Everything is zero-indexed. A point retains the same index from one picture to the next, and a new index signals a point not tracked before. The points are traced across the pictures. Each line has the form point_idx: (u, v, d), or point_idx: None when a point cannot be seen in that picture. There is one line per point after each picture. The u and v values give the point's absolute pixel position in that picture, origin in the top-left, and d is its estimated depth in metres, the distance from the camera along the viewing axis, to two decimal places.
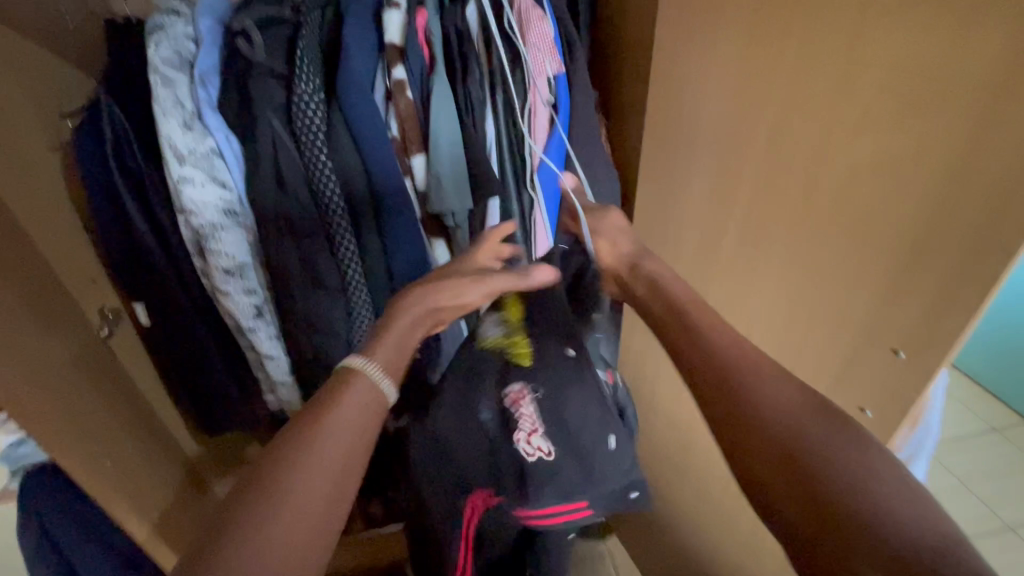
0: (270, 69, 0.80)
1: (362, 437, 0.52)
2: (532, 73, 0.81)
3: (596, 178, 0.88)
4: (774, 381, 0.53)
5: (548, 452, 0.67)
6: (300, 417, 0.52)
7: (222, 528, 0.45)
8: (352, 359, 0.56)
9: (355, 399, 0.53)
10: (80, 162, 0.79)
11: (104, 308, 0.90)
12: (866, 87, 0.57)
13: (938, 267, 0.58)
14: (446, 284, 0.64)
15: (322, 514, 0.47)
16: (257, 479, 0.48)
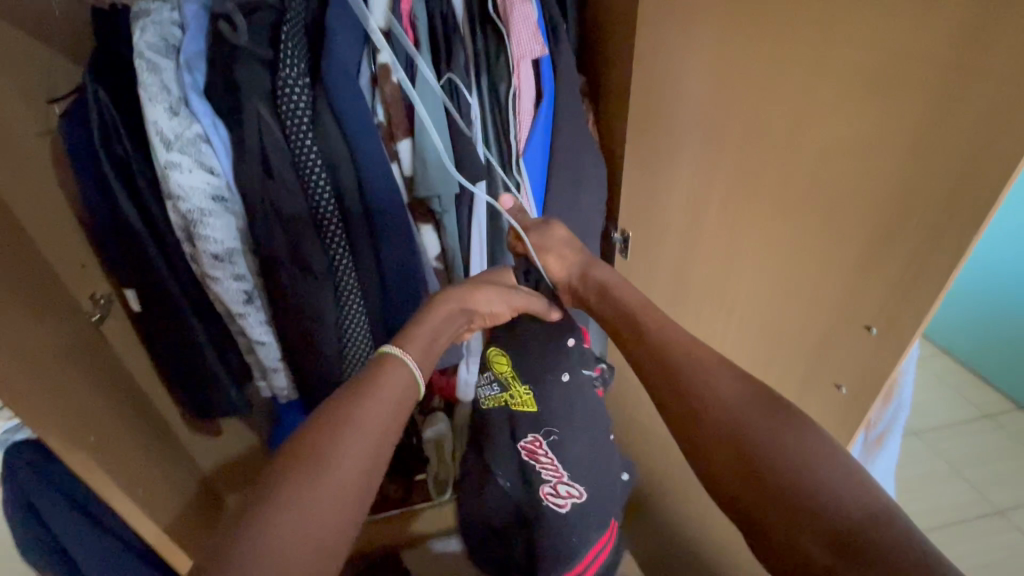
0: (255, 53, 0.80)
1: (397, 416, 0.56)
2: (514, 60, 0.83)
3: (581, 164, 0.91)
4: (721, 370, 0.57)
5: (579, 494, 0.74)
6: (338, 396, 0.55)
7: (266, 496, 0.48)
8: (390, 348, 0.60)
9: (391, 381, 0.57)
10: (69, 147, 0.80)
11: (95, 294, 0.91)
12: (838, 71, 0.62)
13: (906, 246, 0.64)
14: (485, 291, 0.70)
15: (359, 486, 0.51)
16: (300, 451, 0.51)
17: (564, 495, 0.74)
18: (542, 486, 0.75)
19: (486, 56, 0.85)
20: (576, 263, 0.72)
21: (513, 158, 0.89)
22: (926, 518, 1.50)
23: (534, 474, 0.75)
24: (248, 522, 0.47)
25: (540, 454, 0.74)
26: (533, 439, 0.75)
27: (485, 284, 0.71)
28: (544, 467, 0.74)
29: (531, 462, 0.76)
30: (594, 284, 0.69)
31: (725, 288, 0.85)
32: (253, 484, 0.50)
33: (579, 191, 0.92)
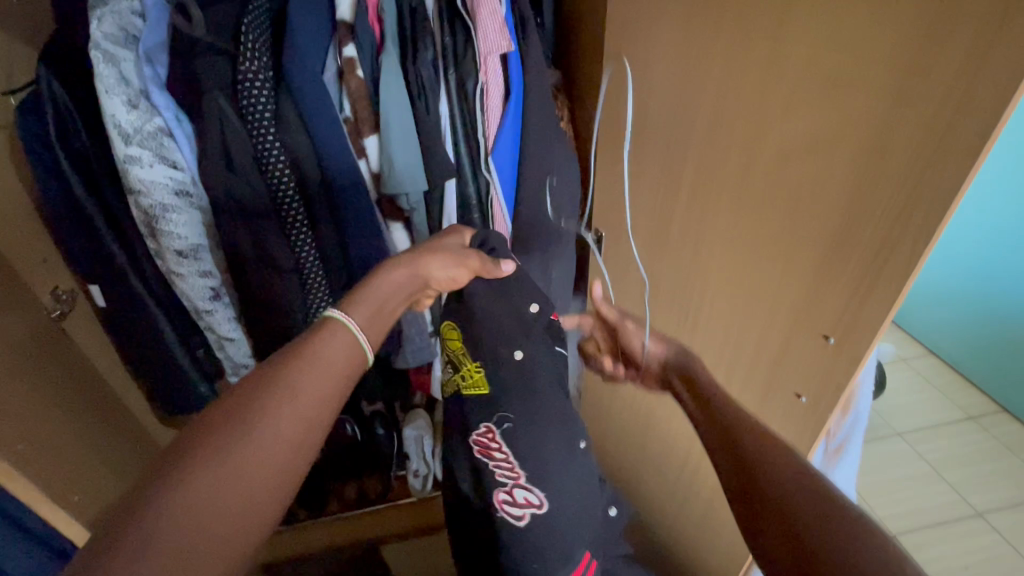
0: (216, 47, 0.78)
1: (338, 386, 0.49)
2: (481, 55, 0.81)
3: (553, 162, 0.90)
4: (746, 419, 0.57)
5: (539, 505, 0.60)
6: (268, 361, 0.47)
7: (168, 472, 0.40)
8: (331, 312, 0.52)
9: (332, 346, 0.49)
10: (23, 142, 0.78)
11: (57, 289, 0.90)
12: (792, 72, 0.60)
13: (858, 254, 0.61)
14: (436, 255, 0.65)
15: (284, 464, 0.44)
16: (216, 422, 0.43)
17: (521, 504, 0.60)
18: (496, 492, 0.61)
19: (454, 50, 0.83)
20: (662, 350, 0.70)
21: (483, 155, 0.87)
22: (902, 521, 1.49)
23: (487, 477, 0.62)
24: (144, 501, 0.39)
25: (494, 450, 0.63)
26: (486, 431, 0.63)
27: (437, 249, 0.66)
28: (499, 467, 0.62)
29: (485, 461, 0.63)
30: (683, 374, 0.66)
31: (690, 293, 0.84)
32: (157, 457, 0.42)
33: (552, 190, 0.91)
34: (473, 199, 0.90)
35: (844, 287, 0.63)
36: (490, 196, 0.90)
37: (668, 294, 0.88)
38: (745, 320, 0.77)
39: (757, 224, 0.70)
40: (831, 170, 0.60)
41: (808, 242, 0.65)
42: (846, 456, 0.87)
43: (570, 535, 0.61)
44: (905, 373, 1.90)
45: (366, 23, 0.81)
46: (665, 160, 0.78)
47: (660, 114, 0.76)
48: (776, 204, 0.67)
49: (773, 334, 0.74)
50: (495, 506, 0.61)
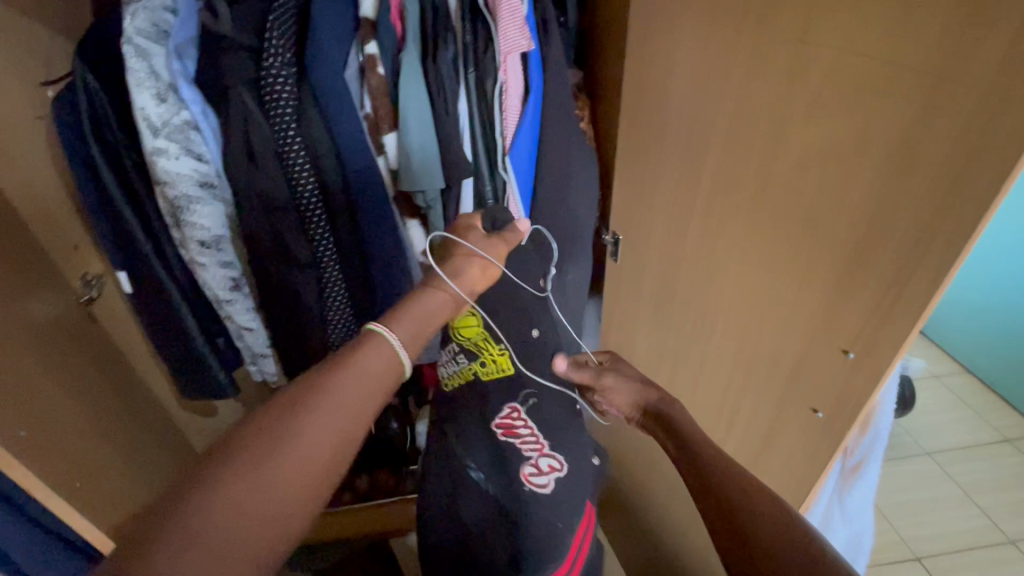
0: (241, 42, 0.80)
1: (376, 403, 0.48)
2: (501, 54, 0.80)
3: (570, 162, 0.90)
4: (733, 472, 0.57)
5: (560, 468, 0.68)
6: (309, 373, 0.47)
7: (203, 474, 0.41)
8: (374, 325, 0.51)
9: (373, 362, 0.49)
10: (59, 132, 0.81)
11: (86, 274, 0.93)
12: (814, 78, 0.58)
13: (881, 266, 0.59)
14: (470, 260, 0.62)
15: (315, 481, 0.44)
16: (256, 431, 0.43)
17: (546, 472, 0.67)
18: (522, 466, 0.67)
19: (474, 48, 0.83)
20: (640, 398, 0.69)
21: (500, 154, 0.87)
22: (927, 544, 1.43)
23: (513, 454, 0.67)
24: (183, 506, 0.40)
25: (519, 427, 0.69)
26: (511, 411, 0.70)
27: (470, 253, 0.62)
28: (524, 442, 0.68)
29: (508, 440, 0.69)
30: (664, 419, 0.66)
31: (705, 302, 0.82)
32: (197, 462, 0.42)
33: (568, 191, 0.90)
34: (488, 198, 0.89)
35: (865, 300, 0.61)
36: (507, 195, 0.88)
37: (682, 302, 0.86)
38: (761, 331, 0.75)
39: (776, 233, 0.68)
40: (856, 180, 0.58)
41: (828, 253, 0.63)
42: (865, 476, 0.84)
43: (580, 493, 0.69)
44: (936, 390, 1.83)
45: (388, 19, 0.81)
46: (682, 165, 0.76)
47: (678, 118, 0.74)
48: (796, 213, 0.65)
49: (788, 346, 0.72)
50: (522, 479, 0.66)
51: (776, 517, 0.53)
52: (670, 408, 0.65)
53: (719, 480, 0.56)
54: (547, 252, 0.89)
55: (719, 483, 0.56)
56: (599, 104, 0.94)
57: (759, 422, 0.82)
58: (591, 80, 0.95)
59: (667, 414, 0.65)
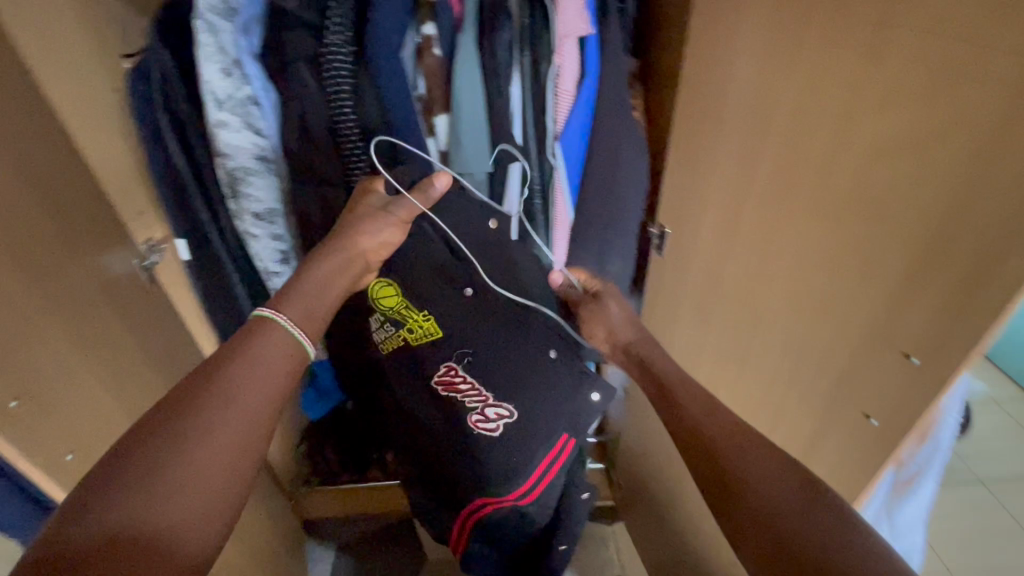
0: (304, 20, 0.81)
1: (280, 374, 0.61)
2: (558, 37, 0.80)
3: (622, 152, 0.88)
4: (757, 457, 0.64)
5: (509, 413, 0.80)
6: (214, 360, 0.59)
7: (134, 450, 0.52)
8: (263, 311, 0.65)
9: (273, 343, 0.62)
10: (132, 102, 0.85)
11: (150, 238, 0.97)
12: (890, 67, 0.55)
13: (952, 267, 0.55)
14: (362, 226, 0.78)
15: (238, 445, 0.55)
16: (177, 402, 0.56)
17: (494, 418, 0.80)
18: (471, 413, 0.81)
19: (532, 29, 0.81)
20: (627, 331, 0.85)
21: (550, 139, 0.86)
22: None
23: (459, 405, 0.81)
24: (120, 461, 0.51)
25: (458, 382, 0.81)
26: (450, 368, 0.82)
27: (361, 222, 0.78)
28: (466, 395, 0.81)
29: (453, 393, 0.82)
30: (637, 353, 0.82)
31: (755, 298, 0.79)
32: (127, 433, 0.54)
33: (619, 179, 0.88)
34: (534, 183, 0.89)
35: (931, 302, 0.58)
36: (553, 180, 0.88)
37: (730, 298, 0.84)
38: (815, 332, 0.72)
39: (840, 229, 0.65)
40: (933, 173, 0.54)
41: (892, 251, 0.60)
42: (920, 491, 0.80)
43: (544, 428, 0.82)
44: (995, 416, 1.71)
45: None
46: (738, 157, 0.74)
47: (743, 104, 0.71)
48: (860, 208, 0.62)
49: (841, 348, 0.69)
50: (472, 426, 0.81)
51: (781, 486, 0.61)
52: (646, 349, 0.81)
53: (702, 434, 0.68)
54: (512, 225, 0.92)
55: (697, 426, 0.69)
56: (656, 92, 0.91)
57: (803, 427, 0.79)
58: (647, 67, 0.93)
59: (644, 352, 0.81)
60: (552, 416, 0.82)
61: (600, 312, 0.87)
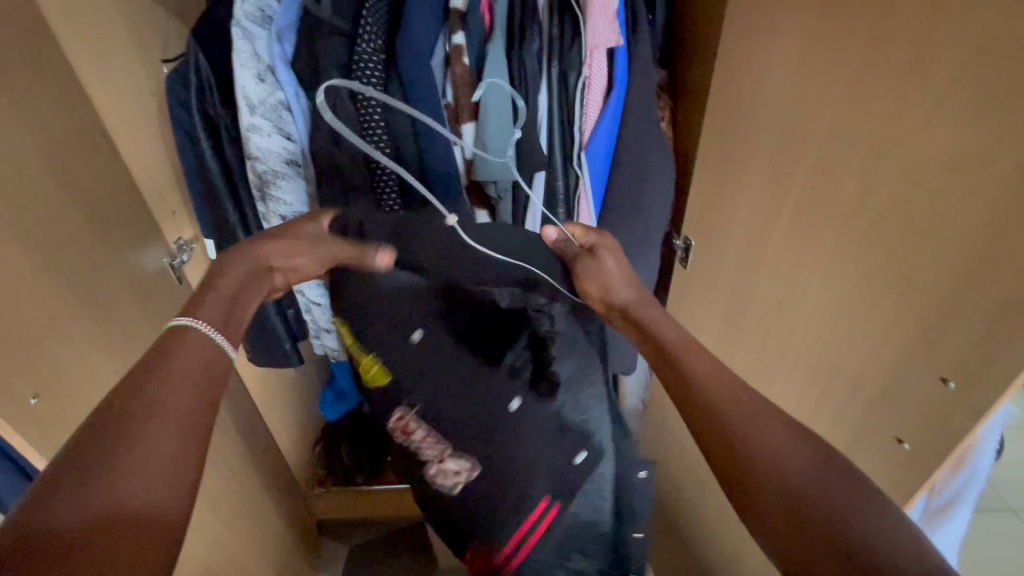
0: (338, 28, 0.83)
1: (207, 386, 0.51)
2: (587, 48, 0.80)
3: (648, 163, 0.87)
4: (757, 413, 0.52)
5: (468, 468, 0.64)
6: (120, 390, 0.48)
7: (30, 514, 0.40)
8: (177, 323, 0.54)
9: (189, 353, 0.52)
10: (169, 106, 0.88)
11: (180, 238, 1.00)
12: (931, 84, 0.54)
13: (994, 291, 0.53)
14: (273, 247, 0.65)
15: (165, 477, 0.44)
16: (84, 451, 0.44)
17: (452, 474, 0.65)
18: (427, 466, 0.67)
19: (560, 41, 0.82)
20: (629, 296, 0.66)
21: (577, 150, 0.86)
22: None
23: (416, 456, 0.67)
24: (15, 528, 0.39)
25: (411, 431, 0.67)
26: (401, 416, 0.68)
27: (278, 238, 0.66)
28: (421, 443, 0.67)
29: (407, 442, 0.68)
30: (640, 325, 0.64)
31: (784, 315, 0.78)
32: (13, 506, 0.41)
33: (643, 191, 0.88)
34: (559, 193, 0.89)
35: (971, 326, 0.55)
36: (578, 190, 0.88)
37: (760, 314, 0.82)
38: (848, 352, 0.70)
39: (873, 247, 0.63)
40: (976, 193, 0.52)
41: (929, 272, 0.58)
42: (954, 517, 0.78)
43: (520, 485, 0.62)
44: None
45: (477, 11, 0.82)
46: (768, 171, 0.73)
47: (778, 119, 0.70)
48: (895, 227, 0.60)
49: (872, 369, 0.67)
50: (431, 481, 0.67)
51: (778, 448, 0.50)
52: (649, 319, 0.63)
53: (699, 393, 0.55)
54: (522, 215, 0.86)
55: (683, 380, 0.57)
56: (684, 106, 0.91)
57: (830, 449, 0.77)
58: (677, 80, 0.93)
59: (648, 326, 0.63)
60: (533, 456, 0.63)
61: (591, 272, 0.69)
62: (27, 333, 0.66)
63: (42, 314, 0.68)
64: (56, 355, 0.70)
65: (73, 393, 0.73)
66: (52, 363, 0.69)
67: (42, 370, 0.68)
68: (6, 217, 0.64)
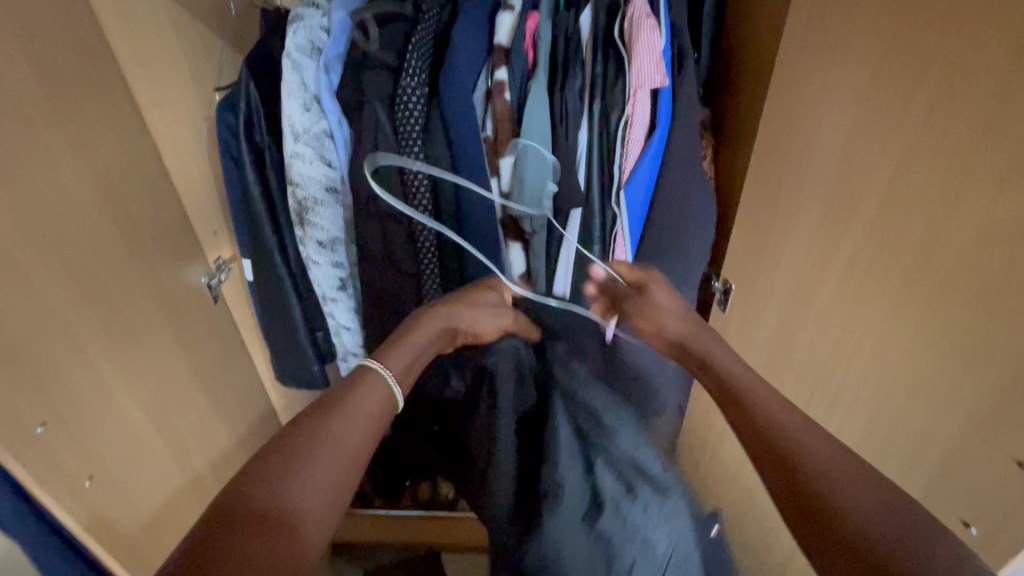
0: (383, 62, 0.84)
1: (371, 426, 0.57)
2: (631, 88, 0.78)
3: (688, 204, 0.84)
4: (845, 470, 0.50)
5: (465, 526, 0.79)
6: (314, 411, 0.56)
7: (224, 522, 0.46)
8: (370, 363, 0.61)
9: (366, 398, 0.58)
10: (218, 131, 0.91)
11: (219, 257, 1.03)
12: (1000, 155, 0.51)
13: None
14: (464, 309, 0.71)
15: (322, 509, 0.50)
16: (267, 464, 0.51)
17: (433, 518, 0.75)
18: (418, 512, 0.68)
19: (603, 79, 0.82)
20: (687, 331, 0.67)
21: (615, 188, 0.83)
22: None
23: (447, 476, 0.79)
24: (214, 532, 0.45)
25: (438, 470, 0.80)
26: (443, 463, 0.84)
27: (468, 302, 0.72)
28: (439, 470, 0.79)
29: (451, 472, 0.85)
30: (702, 359, 0.64)
31: (830, 370, 0.74)
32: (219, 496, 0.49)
33: (681, 232, 0.85)
34: (595, 231, 0.87)
35: None
36: (614, 228, 0.86)
37: (800, 371, 0.78)
38: None
39: (931, 311, 0.60)
40: None
41: (996, 345, 0.56)
42: None
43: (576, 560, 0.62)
44: None
45: (521, 48, 0.83)
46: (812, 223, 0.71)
47: (826, 170, 0.67)
48: (956, 293, 0.58)
49: (931, 436, 0.65)
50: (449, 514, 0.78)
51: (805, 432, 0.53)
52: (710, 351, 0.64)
53: (774, 434, 0.54)
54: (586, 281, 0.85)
55: (732, 386, 0.60)
56: (729, 146, 0.88)
57: None
58: (722, 118, 0.91)
59: (710, 359, 0.63)
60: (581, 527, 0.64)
61: (652, 307, 0.70)
62: (57, 363, 0.67)
63: (72, 341, 0.69)
64: (86, 382, 0.71)
65: (99, 420, 0.73)
66: (79, 390, 0.70)
67: (70, 398, 0.69)
68: (53, 249, 0.67)
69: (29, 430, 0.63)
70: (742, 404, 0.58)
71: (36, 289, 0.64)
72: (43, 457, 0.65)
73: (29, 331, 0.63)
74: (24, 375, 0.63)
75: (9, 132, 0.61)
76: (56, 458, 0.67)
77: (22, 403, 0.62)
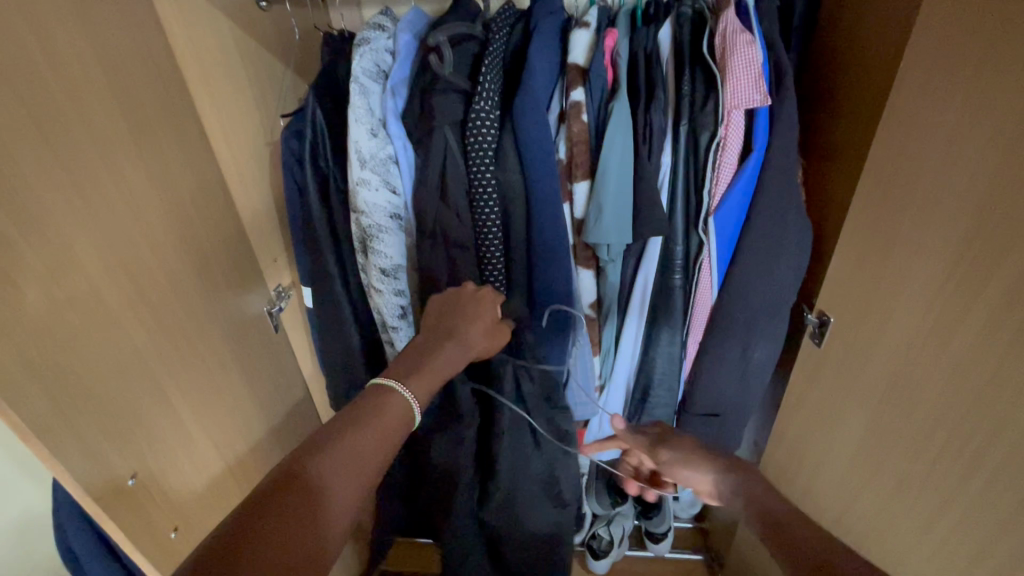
0: (454, 85, 0.81)
1: (393, 445, 0.57)
2: (726, 108, 0.72)
3: (786, 230, 0.77)
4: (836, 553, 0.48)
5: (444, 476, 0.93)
6: (339, 421, 0.54)
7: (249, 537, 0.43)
8: (389, 381, 0.60)
9: (389, 416, 0.57)
10: (284, 159, 0.89)
11: (279, 284, 1.01)
12: None
13: None
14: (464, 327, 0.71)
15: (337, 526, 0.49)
16: (289, 484, 0.48)
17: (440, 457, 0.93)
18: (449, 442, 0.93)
19: (691, 99, 0.77)
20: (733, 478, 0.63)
21: (703, 214, 0.79)
22: None
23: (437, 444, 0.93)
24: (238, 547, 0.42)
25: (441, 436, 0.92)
26: (442, 433, 0.92)
27: (470, 318, 0.72)
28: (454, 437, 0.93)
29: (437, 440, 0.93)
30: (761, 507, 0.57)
31: None
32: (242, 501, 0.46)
33: (777, 261, 0.78)
34: (677, 258, 0.83)
35: None
36: (701, 255, 0.81)
37: (914, 429, 0.68)
38: None
39: None
40: None
41: None
42: None
43: (528, 497, 0.94)
44: None
45: (600, 66, 0.78)
46: (925, 259, 0.63)
47: (958, 201, 0.58)
48: None
49: None
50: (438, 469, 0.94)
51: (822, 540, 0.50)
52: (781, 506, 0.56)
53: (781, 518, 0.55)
54: (721, 334, 0.84)
55: (768, 505, 0.57)
56: (820, 168, 0.82)
57: None
58: (809, 137, 0.85)
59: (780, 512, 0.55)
60: (538, 479, 0.95)
61: (689, 461, 0.69)
62: (133, 406, 0.64)
63: (153, 381, 0.67)
64: (164, 423, 0.69)
65: (175, 460, 0.71)
66: (158, 431, 0.68)
67: (148, 446, 0.66)
68: (134, 288, 0.65)
69: (118, 480, 0.61)
70: (774, 516, 0.55)
71: (118, 333, 0.62)
72: (127, 510, 0.62)
73: (111, 378, 0.61)
74: (113, 419, 0.61)
75: (95, 169, 0.60)
76: (140, 508, 0.64)
77: (110, 452, 0.60)
